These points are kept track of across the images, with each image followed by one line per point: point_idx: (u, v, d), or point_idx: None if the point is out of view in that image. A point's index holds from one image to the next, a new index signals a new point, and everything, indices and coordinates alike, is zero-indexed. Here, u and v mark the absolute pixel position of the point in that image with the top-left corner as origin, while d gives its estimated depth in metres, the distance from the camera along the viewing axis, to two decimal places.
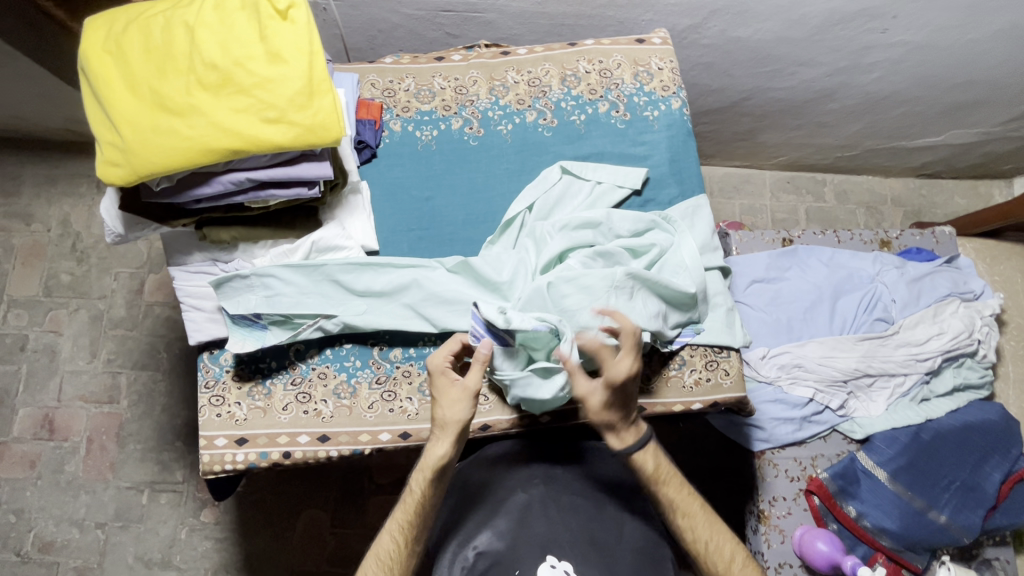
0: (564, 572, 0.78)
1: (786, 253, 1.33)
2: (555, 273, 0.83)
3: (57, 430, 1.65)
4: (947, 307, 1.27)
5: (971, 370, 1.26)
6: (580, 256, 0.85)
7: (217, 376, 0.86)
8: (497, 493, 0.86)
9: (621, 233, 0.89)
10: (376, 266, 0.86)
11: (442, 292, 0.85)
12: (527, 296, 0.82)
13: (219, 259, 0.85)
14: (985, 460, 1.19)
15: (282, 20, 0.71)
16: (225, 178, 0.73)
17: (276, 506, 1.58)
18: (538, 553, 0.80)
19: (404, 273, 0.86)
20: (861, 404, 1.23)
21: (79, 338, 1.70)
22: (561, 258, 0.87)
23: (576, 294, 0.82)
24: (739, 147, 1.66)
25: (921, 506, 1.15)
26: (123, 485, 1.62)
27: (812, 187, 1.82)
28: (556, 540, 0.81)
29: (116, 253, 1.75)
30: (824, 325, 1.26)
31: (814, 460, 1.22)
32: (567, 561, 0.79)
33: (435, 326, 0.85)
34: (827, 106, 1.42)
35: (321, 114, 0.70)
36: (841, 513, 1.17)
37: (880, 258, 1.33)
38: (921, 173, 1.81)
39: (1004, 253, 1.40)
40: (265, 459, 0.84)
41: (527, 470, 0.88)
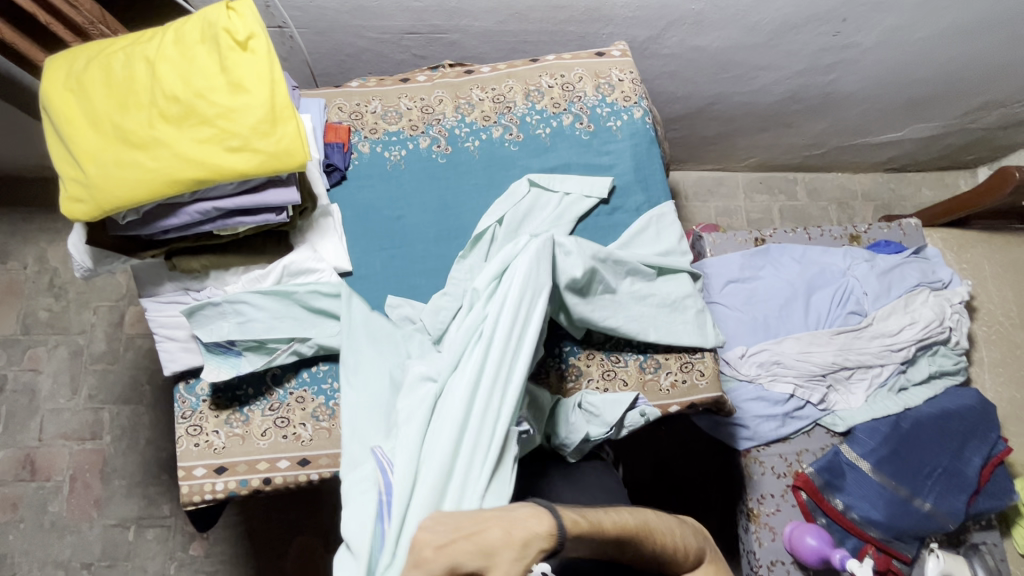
0: None
1: (758, 252, 1.35)
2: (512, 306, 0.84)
3: (39, 469, 1.62)
4: (918, 297, 1.30)
5: (946, 357, 1.29)
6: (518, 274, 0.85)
7: (194, 406, 0.86)
8: None
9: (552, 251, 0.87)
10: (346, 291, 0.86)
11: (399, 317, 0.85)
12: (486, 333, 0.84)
13: (191, 287, 0.85)
14: (965, 445, 1.21)
15: (242, 51, 0.72)
16: (192, 209, 0.74)
17: (267, 534, 1.56)
18: None
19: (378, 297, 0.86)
20: (841, 397, 1.25)
21: (60, 375, 1.68)
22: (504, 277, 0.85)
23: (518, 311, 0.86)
24: (710, 151, 1.70)
25: (905, 495, 1.17)
26: (108, 523, 1.59)
27: (784, 187, 1.86)
28: None
29: (95, 287, 1.73)
30: (800, 321, 1.28)
31: (799, 455, 1.23)
32: None
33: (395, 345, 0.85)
34: (790, 107, 1.46)
35: (284, 141, 0.71)
36: (829, 507, 1.18)
37: (850, 252, 1.35)
38: (888, 167, 1.86)
39: (971, 241, 1.44)
40: (245, 486, 0.83)
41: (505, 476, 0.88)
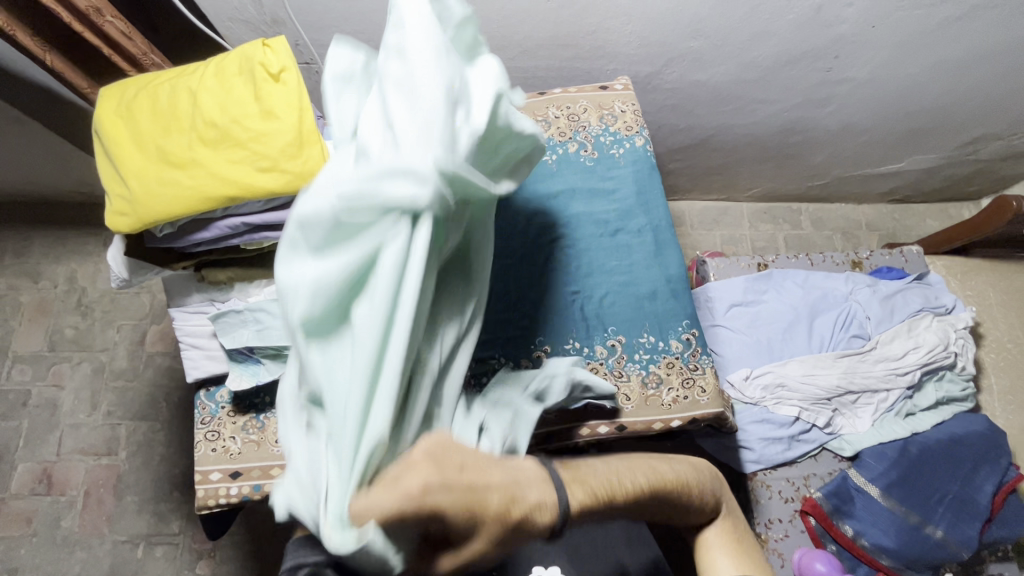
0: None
1: (761, 277, 1.38)
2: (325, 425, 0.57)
3: (55, 484, 1.65)
4: (921, 322, 1.31)
5: (952, 383, 1.29)
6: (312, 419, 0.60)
7: (213, 412, 0.90)
8: None
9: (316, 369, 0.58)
10: None
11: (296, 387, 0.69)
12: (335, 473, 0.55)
13: (216, 298, 0.90)
14: (975, 471, 1.19)
15: (275, 82, 0.79)
16: (223, 224, 0.80)
17: (272, 554, 1.56)
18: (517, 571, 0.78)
19: None
20: (848, 421, 1.25)
21: (81, 391, 1.73)
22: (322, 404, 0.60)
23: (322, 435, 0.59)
24: (713, 181, 1.75)
25: (916, 521, 1.15)
26: (118, 539, 1.60)
27: (788, 217, 1.90)
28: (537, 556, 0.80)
29: (120, 306, 1.81)
30: (803, 344, 1.29)
31: (806, 480, 1.23)
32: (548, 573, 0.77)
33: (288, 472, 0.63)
34: (790, 138, 1.51)
35: (309, 163, 0.78)
36: (839, 533, 1.16)
37: (852, 277, 1.38)
38: (891, 198, 1.89)
39: (974, 269, 1.46)
40: (258, 491, 0.86)
41: None
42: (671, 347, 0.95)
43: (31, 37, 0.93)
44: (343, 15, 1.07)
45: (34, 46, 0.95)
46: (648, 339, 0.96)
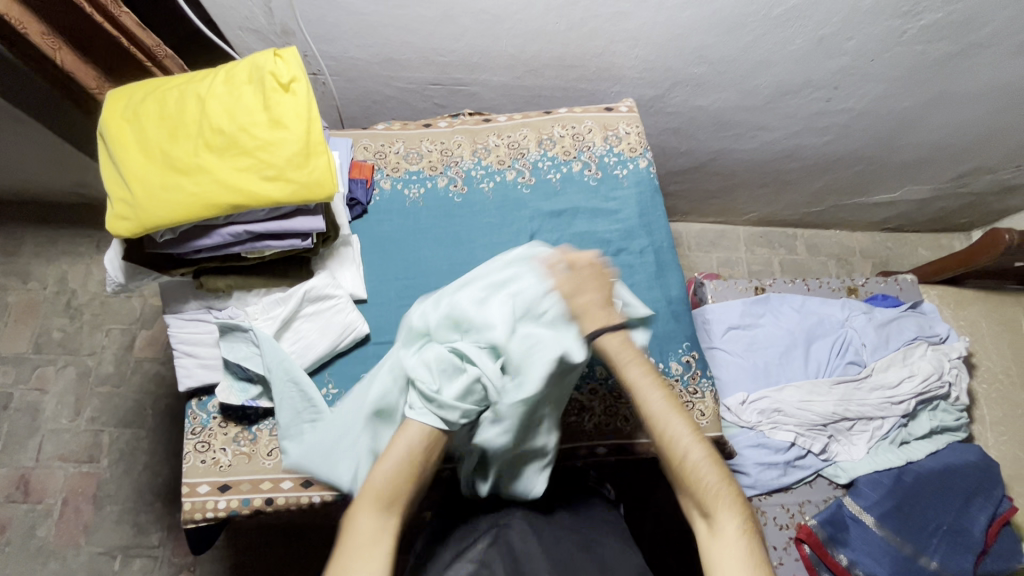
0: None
1: (759, 300, 1.39)
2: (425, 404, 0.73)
3: (32, 491, 1.60)
4: (916, 350, 1.32)
5: (946, 413, 1.29)
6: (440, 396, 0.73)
7: (204, 422, 0.88)
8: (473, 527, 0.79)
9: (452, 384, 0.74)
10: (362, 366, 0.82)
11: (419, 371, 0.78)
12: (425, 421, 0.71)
13: (213, 306, 0.89)
14: (969, 502, 1.19)
15: (284, 92, 0.79)
16: (225, 231, 0.79)
17: (255, 570, 1.52)
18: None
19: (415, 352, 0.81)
20: (843, 448, 1.25)
21: (65, 396, 1.69)
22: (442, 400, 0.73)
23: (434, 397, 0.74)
24: (712, 205, 1.77)
25: (911, 552, 1.13)
26: (94, 551, 1.55)
27: (784, 242, 1.92)
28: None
29: (110, 309, 1.78)
30: (800, 370, 1.29)
31: (801, 506, 1.22)
32: None
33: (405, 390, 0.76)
34: (788, 165, 1.54)
35: (316, 173, 0.78)
36: (833, 562, 1.14)
37: (848, 304, 1.39)
38: (885, 227, 1.92)
39: (967, 299, 1.48)
40: (247, 505, 0.84)
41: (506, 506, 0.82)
42: (671, 369, 0.94)
43: (43, 32, 0.90)
44: (353, 29, 1.08)
45: (46, 44, 0.91)
46: (648, 361, 0.95)
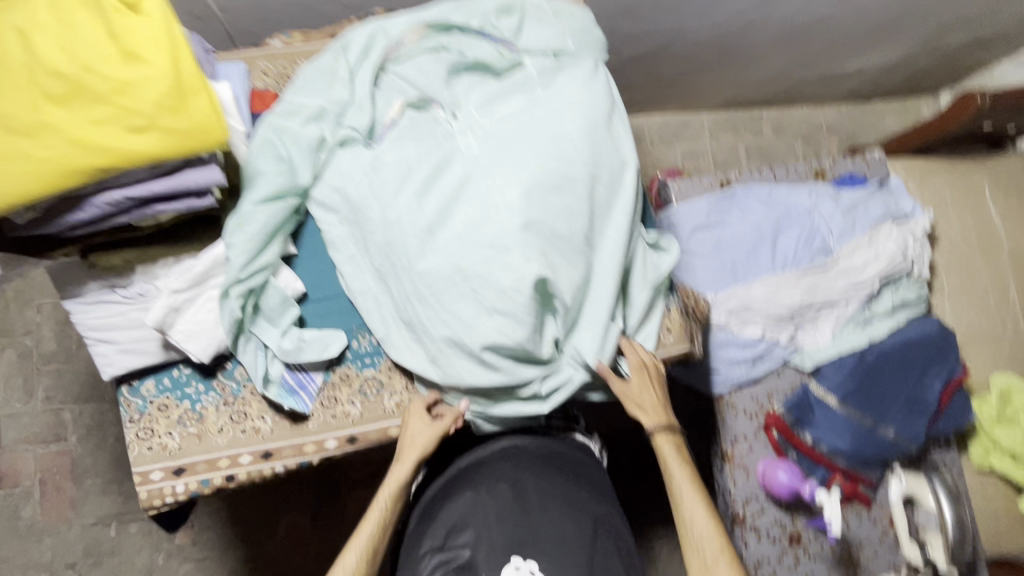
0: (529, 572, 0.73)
1: (724, 197, 1.33)
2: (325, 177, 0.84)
3: (5, 476, 1.57)
4: (882, 231, 1.28)
5: (908, 288, 1.29)
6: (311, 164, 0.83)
7: (141, 409, 0.80)
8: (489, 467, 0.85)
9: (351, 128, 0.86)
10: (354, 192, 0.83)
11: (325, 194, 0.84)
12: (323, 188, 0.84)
13: (117, 285, 0.76)
14: (926, 372, 1.23)
15: (132, 14, 0.63)
16: (99, 200, 0.65)
17: (254, 515, 1.60)
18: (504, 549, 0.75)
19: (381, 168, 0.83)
20: (809, 335, 1.26)
21: (11, 379, 1.61)
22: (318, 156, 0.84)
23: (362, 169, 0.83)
24: (674, 92, 1.69)
25: (870, 425, 1.21)
26: (87, 522, 1.57)
27: (749, 125, 1.89)
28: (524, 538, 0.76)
29: (34, 283, 1.64)
30: (767, 264, 1.26)
31: (769, 396, 1.27)
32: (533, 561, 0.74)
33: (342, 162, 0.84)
34: (753, 39, 1.42)
35: (196, 116, 0.64)
36: (799, 441, 1.23)
37: (815, 189, 1.32)
38: (853, 97, 1.88)
39: (932, 170, 1.45)
40: (207, 485, 0.80)
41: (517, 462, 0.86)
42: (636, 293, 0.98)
43: None
44: None
45: None
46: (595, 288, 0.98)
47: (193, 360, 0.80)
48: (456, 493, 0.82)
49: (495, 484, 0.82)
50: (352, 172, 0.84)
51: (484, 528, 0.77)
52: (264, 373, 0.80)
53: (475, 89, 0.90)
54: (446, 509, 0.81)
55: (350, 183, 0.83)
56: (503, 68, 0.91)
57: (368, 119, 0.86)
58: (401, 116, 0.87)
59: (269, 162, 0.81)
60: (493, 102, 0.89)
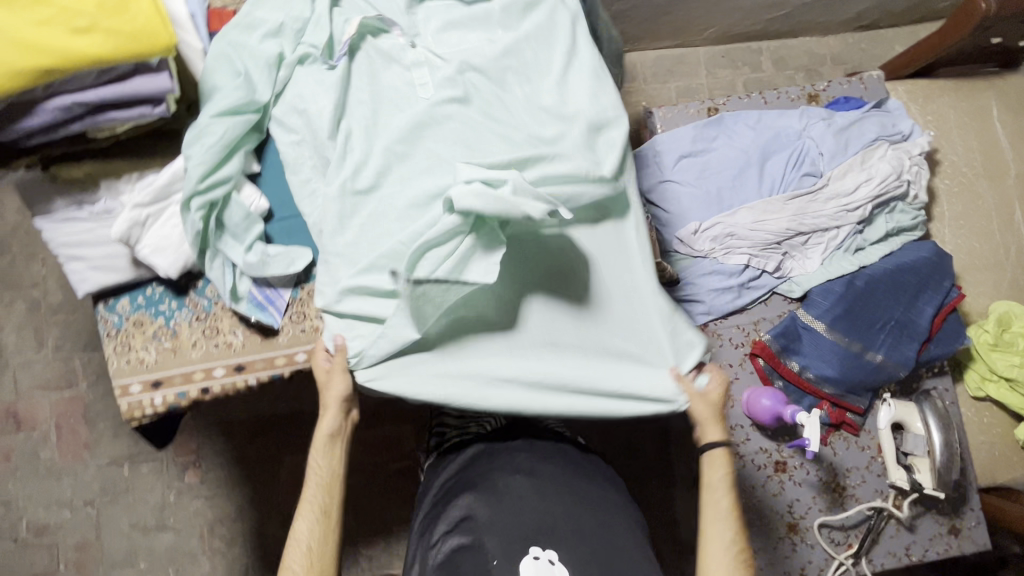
0: (548, 561, 0.74)
1: (711, 122, 1.28)
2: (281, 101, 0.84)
3: (23, 420, 1.65)
4: (875, 152, 1.24)
5: (903, 213, 1.25)
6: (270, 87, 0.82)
7: (118, 325, 0.83)
8: (505, 465, 0.88)
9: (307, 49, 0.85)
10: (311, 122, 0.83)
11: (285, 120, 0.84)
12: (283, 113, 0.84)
13: (84, 201, 0.78)
14: (917, 296, 1.21)
15: None
16: (51, 105, 0.66)
17: (258, 456, 1.66)
18: (520, 544, 0.76)
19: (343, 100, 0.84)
20: (797, 263, 1.24)
21: (22, 330, 1.67)
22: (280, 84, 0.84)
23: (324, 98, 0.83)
24: (665, 23, 1.62)
25: (858, 349, 1.19)
26: (102, 462, 1.65)
27: (748, 59, 1.81)
28: (539, 530, 0.78)
29: (38, 238, 1.69)
30: (753, 190, 1.24)
31: (756, 324, 1.25)
32: (550, 551, 0.75)
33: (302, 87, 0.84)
34: None
35: (141, 19, 0.65)
36: (785, 369, 1.21)
37: (807, 112, 1.28)
38: (858, 24, 1.79)
39: (936, 91, 1.37)
40: (184, 397, 0.83)
41: (535, 463, 0.88)
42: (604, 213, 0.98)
43: None
44: None
45: None
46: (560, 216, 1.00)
47: (164, 277, 0.82)
48: (464, 494, 0.85)
49: (511, 479, 0.85)
50: (313, 95, 0.83)
51: (497, 515, 0.80)
52: (233, 287, 0.81)
53: (438, 15, 0.88)
54: (454, 505, 0.84)
55: (306, 105, 0.83)
56: None
57: (325, 35, 0.84)
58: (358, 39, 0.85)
59: (224, 77, 0.80)
60: (452, 29, 0.88)
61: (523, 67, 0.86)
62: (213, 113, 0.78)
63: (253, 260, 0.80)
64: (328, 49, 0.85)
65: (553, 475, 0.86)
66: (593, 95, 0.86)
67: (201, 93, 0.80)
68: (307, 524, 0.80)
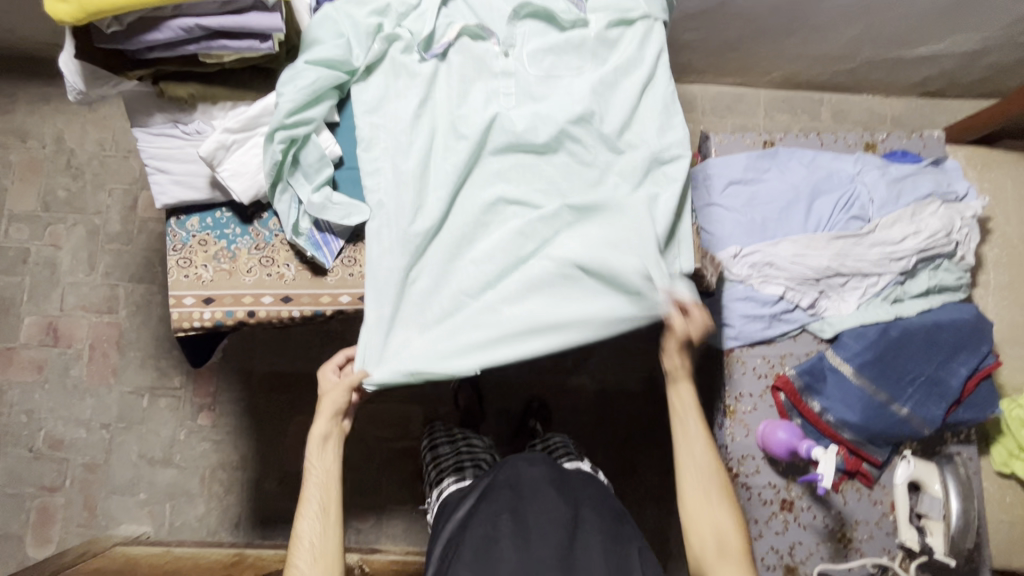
0: None
1: (766, 155, 1.31)
2: (371, 79, 0.89)
3: (61, 337, 1.73)
4: (927, 207, 1.24)
5: (948, 272, 1.24)
6: (364, 58, 0.88)
7: (184, 240, 0.89)
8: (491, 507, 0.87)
9: (405, 34, 0.90)
10: (391, 108, 0.89)
11: (368, 96, 0.89)
12: (371, 91, 0.89)
13: (179, 120, 0.85)
14: (952, 356, 1.19)
15: None
16: (175, 24, 0.73)
17: (270, 410, 1.70)
18: None
19: (425, 94, 0.89)
20: (833, 303, 1.24)
21: (78, 252, 1.77)
22: (373, 64, 0.90)
23: (409, 92, 0.89)
24: (731, 60, 1.67)
25: (884, 399, 1.17)
26: (125, 389, 1.71)
27: (808, 107, 1.84)
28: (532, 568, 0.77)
29: (110, 170, 1.80)
30: (799, 224, 1.25)
31: (782, 358, 1.25)
32: None
33: (393, 70, 0.90)
34: (822, 4, 1.39)
35: None
36: (805, 408, 1.20)
37: (862, 159, 1.29)
38: (923, 90, 1.81)
39: (997, 161, 1.37)
40: (231, 317, 0.87)
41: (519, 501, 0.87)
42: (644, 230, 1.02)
43: None
44: None
45: None
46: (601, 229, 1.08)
47: (235, 203, 0.88)
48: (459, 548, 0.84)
49: (504, 513, 0.86)
50: (402, 86, 0.90)
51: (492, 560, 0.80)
52: (295, 223, 0.86)
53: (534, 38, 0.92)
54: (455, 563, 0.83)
55: (395, 92, 0.90)
56: (567, 23, 0.92)
57: (426, 30, 0.90)
58: (457, 41, 0.91)
59: (329, 35, 0.86)
60: (549, 52, 0.91)
61: (601, 90, 0.90)
62: (308, 63, 0.84)
63: (320, 198, 0.85)
64: (425, 42, 0.90)
65: (563, 517, 0.85)
66: (661, 130, 0.91)
67: (305, 42, 0.86)
68: (312, 523, 0.83)
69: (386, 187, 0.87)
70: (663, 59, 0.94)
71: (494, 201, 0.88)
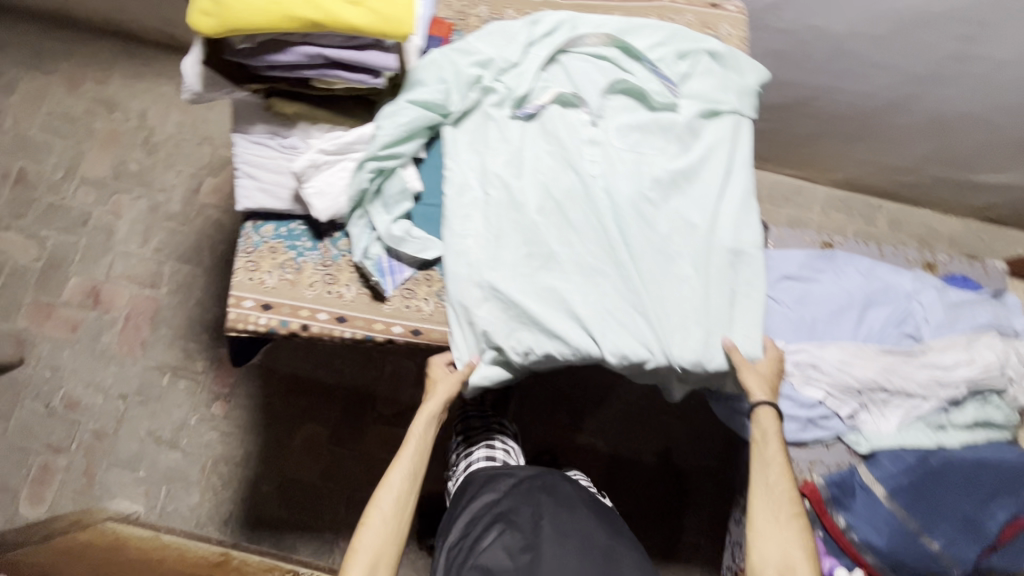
0: None
1: (822, 256, 1.31)
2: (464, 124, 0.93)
3: (101, 301, 1.77)
4: (984, 338, 1.21)
5: (997, 408, 1.20)
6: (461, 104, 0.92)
7: (256, 245, 0.91)
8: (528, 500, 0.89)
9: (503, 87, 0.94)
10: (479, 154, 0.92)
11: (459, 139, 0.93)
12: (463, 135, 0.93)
13: (277, 133, 0.88)
14: (992, 498, 1.14)
15: None
16: (300, 50, 0.77)
17: (283, 412, 1.71)
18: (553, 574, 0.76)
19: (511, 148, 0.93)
20: (873, 418, 1.20)
21: (135, 224, 1.83)
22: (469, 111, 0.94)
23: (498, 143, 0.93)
24: (796, 154, 1.69)
25: (915, 529, 1.13)
26: (149, 364, 1.73)
27: (865, 211, 1.84)
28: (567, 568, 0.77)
29: (182, 152, 1.88)
30: (848, 332, 1.23)
31: (811, 464, 1.21)
32: None
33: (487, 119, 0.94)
34: (899, 119, 1.41)
35: (399, 9, 0.76)
36: (829, 521, 1.16)
37: (921, 277, 1.28)
38: (985, 215, 1.79)
39: None
40: (284, 326, 0.89)
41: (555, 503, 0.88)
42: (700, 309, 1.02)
43: None
44: None
45: None
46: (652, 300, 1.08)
47: (312, 218, 0.91)
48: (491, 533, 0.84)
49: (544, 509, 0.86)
50: (492, 137, 0.93)
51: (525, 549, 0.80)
52: (365, 248, 0.89)
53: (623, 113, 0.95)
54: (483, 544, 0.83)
55: (484, 140, 0.93)
56: (659, 104, 0.95)
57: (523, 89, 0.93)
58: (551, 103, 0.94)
59: (432, 78, 0.90)
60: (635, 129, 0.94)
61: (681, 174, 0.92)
62: (408, 101, 0.88)
63: (397, 231, 0.88)
64: (519, 100, 0.94)
65: (600, 540, 0.83)
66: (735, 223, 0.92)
67: (409, 80, 0.90)
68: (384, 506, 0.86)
69: (456, 232, 0.89)
70: (744, 158, 0.96)
71: (563, 261, 0.88)
